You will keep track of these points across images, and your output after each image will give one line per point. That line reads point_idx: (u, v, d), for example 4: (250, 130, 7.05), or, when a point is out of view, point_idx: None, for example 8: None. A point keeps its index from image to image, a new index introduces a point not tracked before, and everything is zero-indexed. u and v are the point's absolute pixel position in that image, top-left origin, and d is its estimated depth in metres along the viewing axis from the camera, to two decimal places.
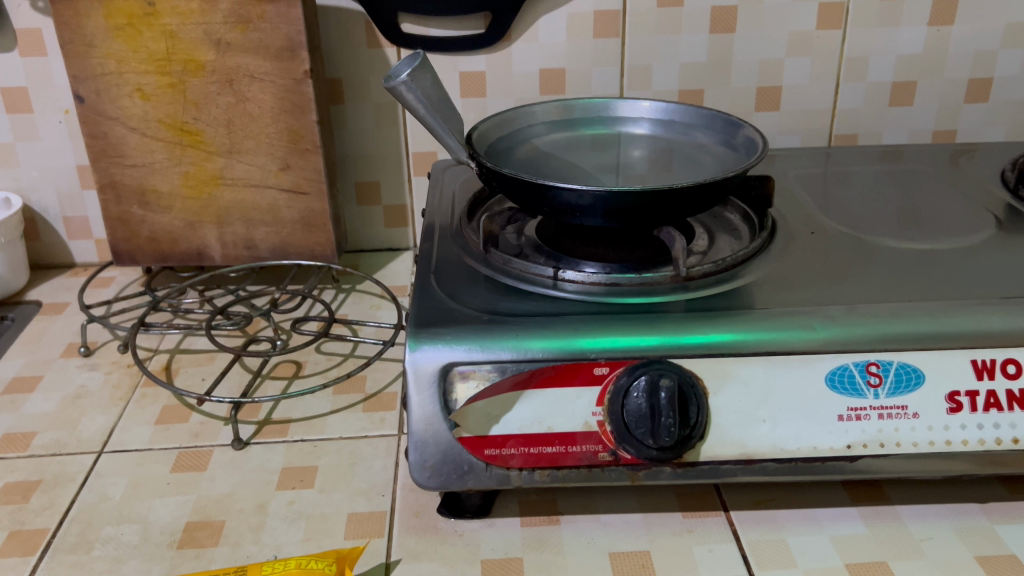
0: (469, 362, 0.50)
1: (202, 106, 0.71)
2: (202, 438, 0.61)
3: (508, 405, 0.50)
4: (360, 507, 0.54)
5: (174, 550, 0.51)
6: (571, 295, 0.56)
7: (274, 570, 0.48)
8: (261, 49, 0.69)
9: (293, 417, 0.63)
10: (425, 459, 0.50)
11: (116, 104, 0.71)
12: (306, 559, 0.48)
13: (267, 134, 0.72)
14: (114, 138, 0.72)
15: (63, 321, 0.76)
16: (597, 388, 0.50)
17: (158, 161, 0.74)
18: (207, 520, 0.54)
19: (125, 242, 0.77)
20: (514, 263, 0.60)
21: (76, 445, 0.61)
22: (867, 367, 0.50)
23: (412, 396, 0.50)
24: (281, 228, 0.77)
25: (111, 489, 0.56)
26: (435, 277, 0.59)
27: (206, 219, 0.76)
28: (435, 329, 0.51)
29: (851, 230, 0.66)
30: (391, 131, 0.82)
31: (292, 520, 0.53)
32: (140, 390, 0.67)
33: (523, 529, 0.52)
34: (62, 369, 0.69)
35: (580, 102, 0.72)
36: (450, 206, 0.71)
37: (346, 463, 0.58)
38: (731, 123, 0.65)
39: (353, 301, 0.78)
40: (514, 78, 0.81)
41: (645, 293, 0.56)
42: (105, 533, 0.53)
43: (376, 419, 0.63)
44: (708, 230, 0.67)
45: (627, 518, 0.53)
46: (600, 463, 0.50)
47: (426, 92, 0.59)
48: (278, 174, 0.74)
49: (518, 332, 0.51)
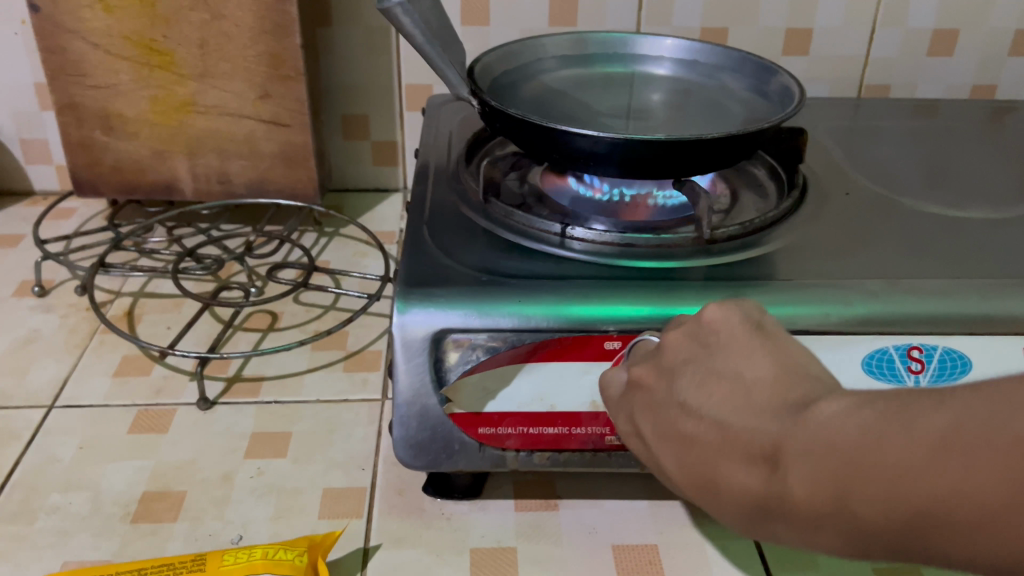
0: (465, 329, 0.44)
1: (172, 23, 0.64)
2: (164, 395, 0.55)
3: (506, 379, 0.44)
4: (337, 482, 0.49)
5: (127, 524, 0.46)
6: (580, 256, 0.50)
7: (235, 561, 0.42)
8: None
9: (266, 374, 0.58)
10: (411, 436, 0.45)
11: (76, 16, 0.63)
12: (273, 548, 0.42)
13: (244, 57, 0.65)
14: (73, 54, 0.65)
15: (17, 256, 0.70)
16: (608, 364, 0.44)
17: (122, 83, 0.66)
18: (166, 491, 0.48)
19: (87, 172, 0.70)
20: (518, 216, 0.53)
21: (24, 398, 0.55)
22: (908, 352, 0.45)
23: (399, 365, 0.44)
24: (259, 163, 0.70)
25: (61, 450, 0.51)
26: (428, 228, 0.53)
27: (175, 149, 0.69)
28: (426, 289, 0.45)
29: (887, 193, 0.60)
30: (383, 60, 0.75)
31: (260, 494, 0.48)
32: (99, 337, 0.61)
33: (518, 514, 0.47)
34: (13, 310, 0.63)
35: (595, 36, 0.64)
36: (447, 146, 0.65)
37: (324, 430, 0.53)
38: (765, 69, 0.58)
39: (335, 246, 0.72)
40: (521, 6, 0.73)
41: (663, 257, 0.50)
42: (51, 502, 0.47)
43: (358, 380, 0.57)
44: (731, 185, 0.61)
45: (633, 505, 0.48)
46: (605, 447, 0.45)
47: (425, 17, 0.52)
48: (256, 103, 0.67)
49: (521, 297, 0.45)
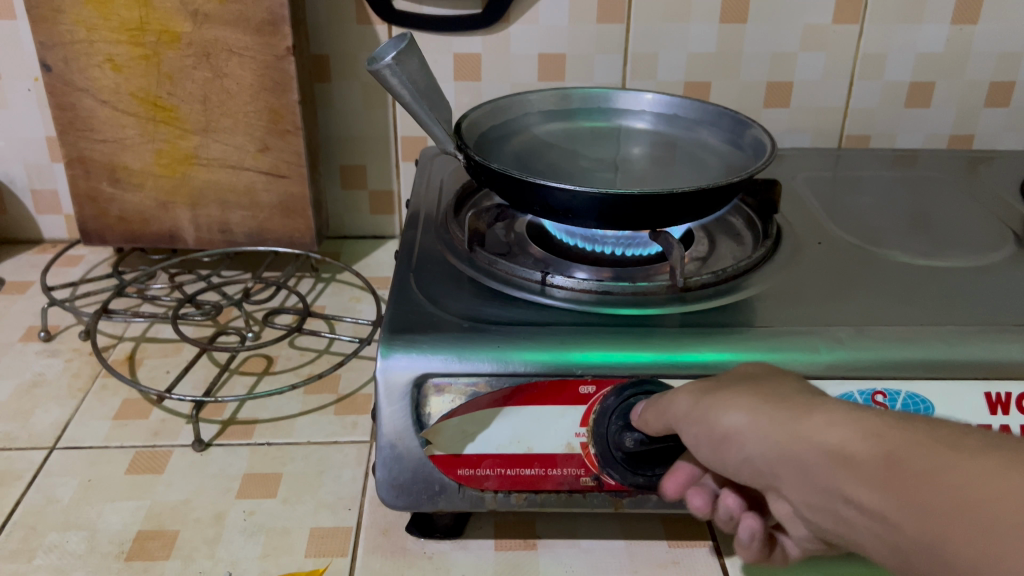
0: (445, 373, 0.46)
1: (177, 81, 0.67)
2: (161, 437, 0.57)
3: (486, 422, 0.46)
4: (324, 522, 0.51)
5: (121, 562, 0.48)
6: (559, 303, 0.52)
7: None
8: (241, 23, 0.64)
9: (260, 416, 0.60)
10: (394, 476, 0.47)
11: (86, 75, 0.67)
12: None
13: (245, 112, 0.68)
14: (82, 110, 0.68)
15: (25, 302, 0.72)
16: (583, 407, 0.46)
17: (129, 137, 0.69)
18: (160, 530, 0.50)
19: (94, 221, 0.73)
20: (501, 265, 0.56)
21: (27, 440, 0.57)
22: (873, 396, 0.47)
23: (382, 408, 0.46)
24: (258, 213, 0.73)
25: (60, 491, 0.53)
26: (415, 276, 0.55)
27: (179, 199, 0.72)
28: (409, 335, 0.47)
29: (860, 241, 0.62)
30: (379, 113, 0.78)
31: (250, 533, 0.50)
32: (101, 381, 0.63)
33: (497, 553, 0.49)
34: (19, 355, 0.65)
35: (579, 91, 0.67)
36: (437, 196, 0.67)
37: (313, 471, 0.55)
38: (739, 122, 0.61)
39: (331, 292, 0.74)
40: (511, 62, 0.76)
41: (639, 304, 0.52)
42: (50, 540, 0.49)
43: (348, 423, 0.59)
44: (710, 234, 0.63)
45: (608, 545, 0.50)
46: (581, 488, 0.46)
47: (413, 77, 0.55)
48: (257, 156, 0.70)
49: (500, 343, 0.47)
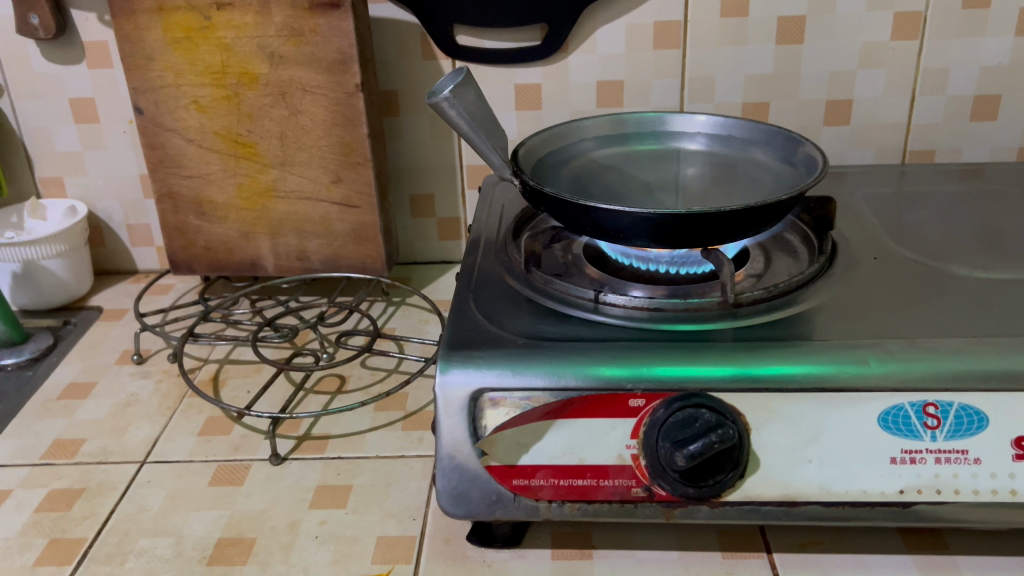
0: (499, 388, 0.48)
1: (256, 119, 0.72)
2: (242, 452, 0.61)
3: (539, 434, 0.48)
4: (390, 531, 0.53)
5: (203, 566, 0.51)
6: (612, 321, 0.54)
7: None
8: (314, 63, 0.69)
9: (333, 432, 0.63)
10: (453, 486, 0.49)
11: (174, 116, 0.72)
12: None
13: (319, 147, 0.73)
14: (171, 149, 0.74)
15: (122, 328, 0.78)
16: (633, 420, 0.47)
17: (213, 172, 0.74)
18: (239, 537, 0.54)
19: (182, 252, 0.78)
20: (556, 285, 0.58)
21: (121, 454, 0.62)
22: (924, 408, 0.46)
23: (440, 421, 0.49)
24: (333, 240, 0.77)
25: (150, 500, 0.57)
26: (474, 296, 0.58)
27: (260, 230, 0.77)
28: (465, 353, 0.50)
29: (920, 257, 0.62)
30: (446, 144, 0.82)
31: (321, 540, 0.53)
32: (187, 400, 0.67)
33: (554, 562, 0.50)
34: (115, 377, 0.71)
35: (633, 116, 0.69)
36: (497, 222, 0.69)
37: (381, 484, 0.58)
38: (792, 140, 0.62)
39: (401, 315, 0.78)
40: (571, 90, 0.79)
41: (690, 320, 0.54)
42: (140, 545, 0.53)
43: (415, 438, 0.62)
44: (765, 251, 0.64)
45: (663, 555, 0.50)
46: (632, 498, 0.48)
47: (471, 108, 0.57)
48: (330, 187, 0.74)
49: (551, 358, 0.49)
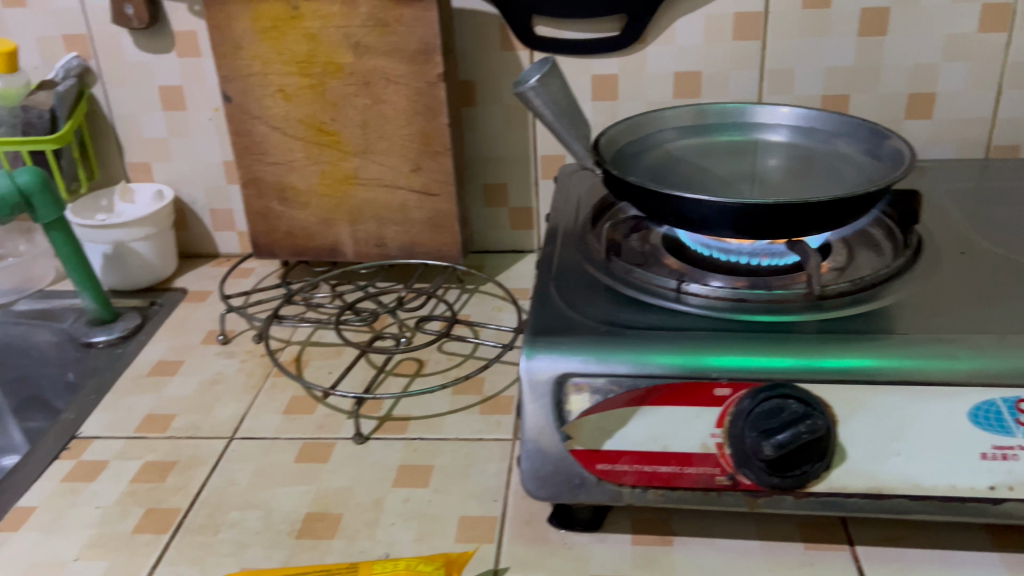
0: (584, 373, 0.49)
1: (340, 107, 0.74)
2: (325, 431, 0.63)
3: (624, 420, 0.48)
4: (471, 511, 0.55)
5: (293, 539, 0.53)
6: (694, 311, 0.54)
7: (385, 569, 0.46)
8: (398, 53, 0.70)
9: (413, 414, 0.65)
10: (537, 469, 0.50)
11: (260, 104, 0.74)
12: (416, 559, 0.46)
13: (400, 136, 0.74)
14: (257, 136, 0.76)
15: (206, 309, 0.81)
16: (718, 409, 0.48)
17: (297, 159, 0.76)
18: (326, 512, 0.55)
19: (265, 237, 0.80)
20: (637, 274, 0.58)
21: (210, 430, 0.64)
22: (1018, 404, 0.46)
23: (525, 405, 0.50)
24: (410, 228, 0.78)
25: (239, 475, 0.59)
26: (555, 284, 0.59)
27: (340, 216, 0.78)
28: (550, 338, 0.51)
29: (1008, 253, 0.61)
30: (521, 134, 0.83)
31: (405, 518, 0.54)
32: (271, 379, 0.69)
33: (635, 547, 0.51)
34: (202, 356, 0.73)
35: (715, 107, 0.69)
36: (574, 212, 0.70)
37: (461, 465, 0.59)
38: (878, 134, 0.61)
39: (475, 302, 0.79)
40: (648, 81, 0.79)
41: (774, 312, 0.54)
42: (231, 517, 0.55)
43: (492, 422, 0.63)
44: (848, 244, 0.63)
45: (744, 544, 0.51)
46: (716, 486, 0.48)
47: (556, 98, 0.58)
48: (409, 175, 0.76)
49: (636, 346, 0.49)
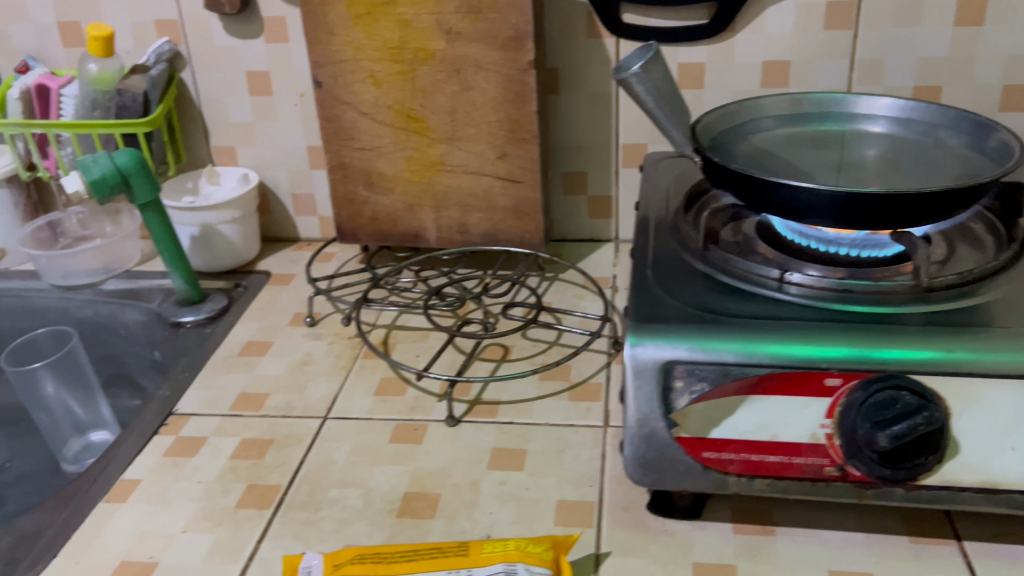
0: (691, 360, 0.49)
1: (429, 94, 0.74)
2: (417, 412, 0.64)
3: (732, 409, 0.48)
4: (569, 495, 0.55)
5: (394, 518, 0.54)
6: (797, 301, 0.54)
7: (494, 549, 0.46)
8: (489, 40, 0.71)
9: (503, 399, 0.65)
10: (640, 455, 0.50)
11: (351, 90, 0.75)
12: (524, 540, 0.47)
13: (488, 123, 0.74)
14: (346, 122, 0.77)
15: (291, 292, 0.82)
16: (828, 400, 0.47)
17: (384, 145, 0.77)
18: (424, 492, 0.56)
19: (350, 221, 0.82)
20: (736, 263, 0.58)
21: (303, 409, 0.65)
22: None
23: (631, 391, 0.50)
24: (494, 215, 0.78)
25: (336, 453, 0.60)
26: (652, 271, 0.59)
27: (424, 202, 0.79)
28: (654, 325, 0.51)
29: None
30: (604, 123, 0.83)
31: (503, 500, 0.55)
32: (360, 361, 0.70)
33: (736, 536, 0.51)
34: (290, 337, 0.74)
35: (812, 97, 0.68)
36: (663, 201, 0.69)
37: (554, 450, 0.59)
38: (984, 126, 0.60)
39: (557, 289, 0.79)
40: (735, 71, 0.79)
41: (880, 303, 0.53)
42: (332, 495, 0.56)
43: (582, 408, 0.63)
44: (947, 238, 0.63)
45: (847, 536, 0.51)
46: (825, 477, 0.48)
47: (658, 85, 0.58)
48: (495, 162, 0.76)
49: (743, 335, 0.49)
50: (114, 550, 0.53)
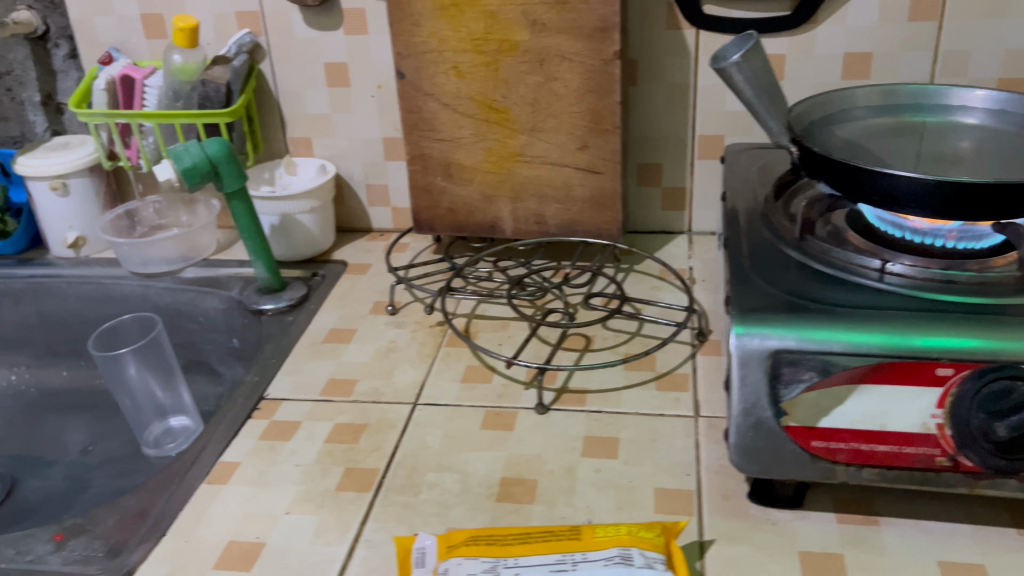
0: (798, 350, 0.49)
1: (511, 85, 0.75)
2: (505, 400, 0.65)
3: (841, 398, 0.49)
4: (666, 483, 0.55)
5: (493, 502, 0.55)
6: (900, 291, 0.54)
7: (607, 533, 0.47)
8: (575, 30, 0.71)
9: (590, 387, 0.66)
10: (746, 443, 0.50)
11: (433, 81, 0.76)
12: (636, 526, 0.47)
13: (569, 113, 0.75)
14: (427, 113, 0.77)
15: (368, 281, 0.83)
16: (939, 390, 0.47)
17: (465, 136, 0.78)
18: (521, 478, 0.57)
19: (427, 212, 0.82)
20: (836, 254, 0.58)
21: (393, 395, 0.66)
22: None
23: (737, 380, 0.50)
24: (572, 206, 0.79)
25: (429, 439, 0.61)
26: (748, 261, 0.59)
27: (502, 193, 0.80)
28: (759, 315, 0.51)
29: None
30: (680, 114, 0.83)
31: (600, 487, 0.55)
32: (444, 349, 0.71)
33: (840, 526, 0.51)
34: (372, 325, 0.75)
35: (905, 88, 0.68)
36: (751, 191, 0.69)
37: (647, 439, 0.59)
38: None
39: (634, 280, 0.79)
40: (815, 62, 0.79)
41: (986, 294, 0.52)
42: (429, 479, 0.57)
43: (671, 398, 0.64)
44: None
45: (953, 527, 0.50)
46: (936, 467, 0.48)
47: (758, 75, 0.58)
48: (576, 153, 0.76)
49: (851, 325, 0.49)
50: (220, 529, 0.54)
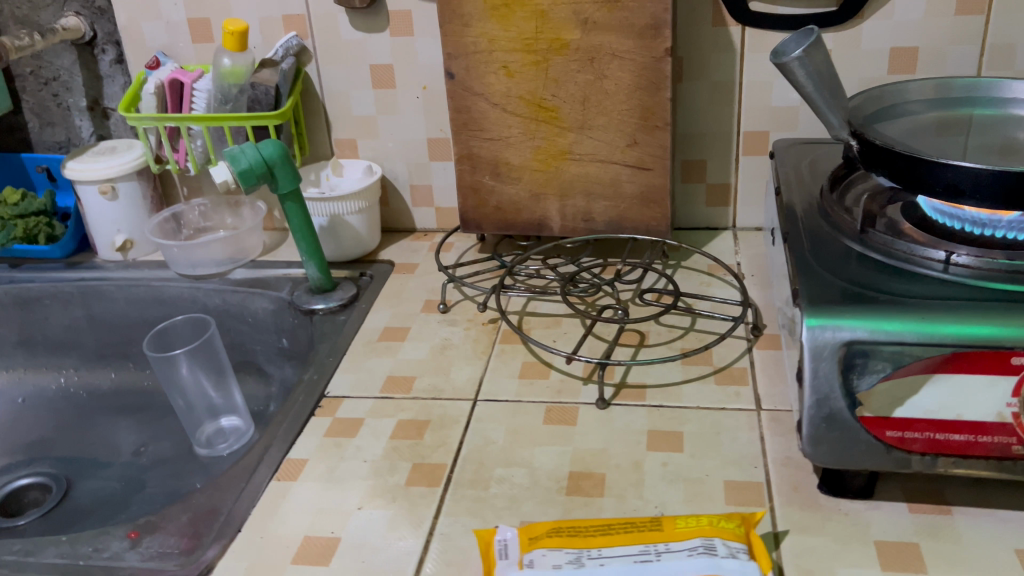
0: (872, 341, 0.49)
1: (561, 83, 0.75)
2: (565, 395, 0.65)
3: (915, 388, 0.49)
4: (735, 476, 0.56)
5: (564, 496, 0.55)
6: (969, 282, 0.54)
7: (687, 524, 0.48)
8: (626, 28, 0.71)
9: (648, 382, 0.66)
10: (819, 435, 0.50)
11: (483, 81, 0.77)
12: (716, 517, 0.48)
13: (619, 111, 0.75)
14: (476, 112, 0.78)
15: (417, 280, 0.84)
16: (1015, 378, 0.47)
17: (513, 135, 0.79)
18: (589, 471, 0.57)
19: (475, 211, 0.83)
20: (899, 246, 0.58)
21: (453, 392, 0.66)
22: None
23: (809, 373, 0.50)
24: (620, 203, 0.79)
25: (493, 434, 0.61)
26: (810, 254, 0.59)
27: (550, 191, 0.80)
28: (830, 307, 0.51)
29: None
30: (725, 111, 0.83)
31: (669, 480, 0.56)
32: (499, 346, 0.72)
33: (913, 515, 0.51)
34: (425, 323, 0.76)
35: (960, 80, 0.68)
36: (805, 186, 0.70)
37: (712, 432, 0.60)
38: None
39: (683, 276, 0.80)
40: (861, 57, 0.79)
41: None
42: (498, 474, 0.58)
43: (731, 392, 0.64)
44: None
45: None
46: (1012, 456, 0.48)
47: (818, 69, 0.59)
48: (625, 150, 0.77)
49: (924, 315, 0.50)
50: (295, 525, 0.55)
